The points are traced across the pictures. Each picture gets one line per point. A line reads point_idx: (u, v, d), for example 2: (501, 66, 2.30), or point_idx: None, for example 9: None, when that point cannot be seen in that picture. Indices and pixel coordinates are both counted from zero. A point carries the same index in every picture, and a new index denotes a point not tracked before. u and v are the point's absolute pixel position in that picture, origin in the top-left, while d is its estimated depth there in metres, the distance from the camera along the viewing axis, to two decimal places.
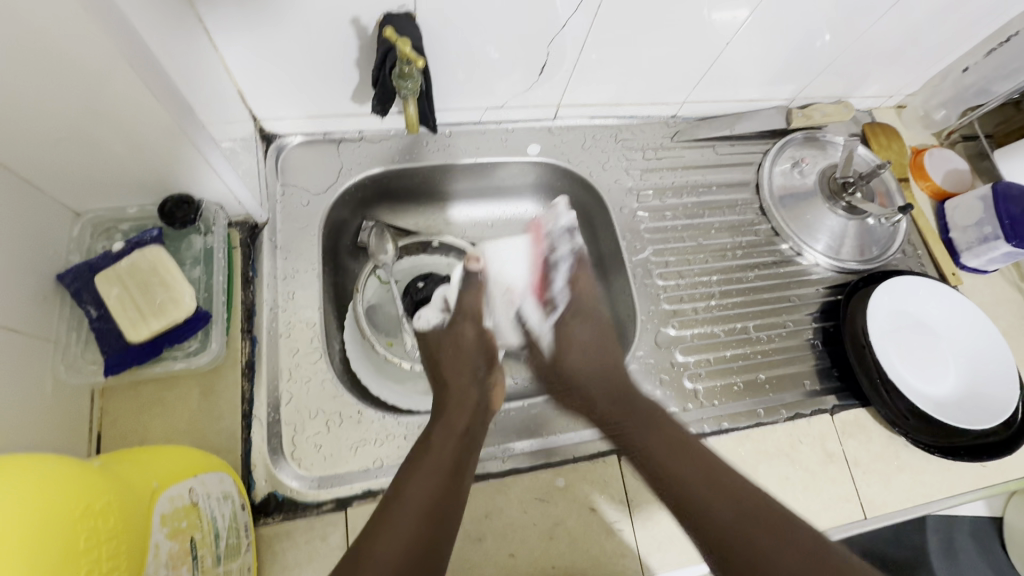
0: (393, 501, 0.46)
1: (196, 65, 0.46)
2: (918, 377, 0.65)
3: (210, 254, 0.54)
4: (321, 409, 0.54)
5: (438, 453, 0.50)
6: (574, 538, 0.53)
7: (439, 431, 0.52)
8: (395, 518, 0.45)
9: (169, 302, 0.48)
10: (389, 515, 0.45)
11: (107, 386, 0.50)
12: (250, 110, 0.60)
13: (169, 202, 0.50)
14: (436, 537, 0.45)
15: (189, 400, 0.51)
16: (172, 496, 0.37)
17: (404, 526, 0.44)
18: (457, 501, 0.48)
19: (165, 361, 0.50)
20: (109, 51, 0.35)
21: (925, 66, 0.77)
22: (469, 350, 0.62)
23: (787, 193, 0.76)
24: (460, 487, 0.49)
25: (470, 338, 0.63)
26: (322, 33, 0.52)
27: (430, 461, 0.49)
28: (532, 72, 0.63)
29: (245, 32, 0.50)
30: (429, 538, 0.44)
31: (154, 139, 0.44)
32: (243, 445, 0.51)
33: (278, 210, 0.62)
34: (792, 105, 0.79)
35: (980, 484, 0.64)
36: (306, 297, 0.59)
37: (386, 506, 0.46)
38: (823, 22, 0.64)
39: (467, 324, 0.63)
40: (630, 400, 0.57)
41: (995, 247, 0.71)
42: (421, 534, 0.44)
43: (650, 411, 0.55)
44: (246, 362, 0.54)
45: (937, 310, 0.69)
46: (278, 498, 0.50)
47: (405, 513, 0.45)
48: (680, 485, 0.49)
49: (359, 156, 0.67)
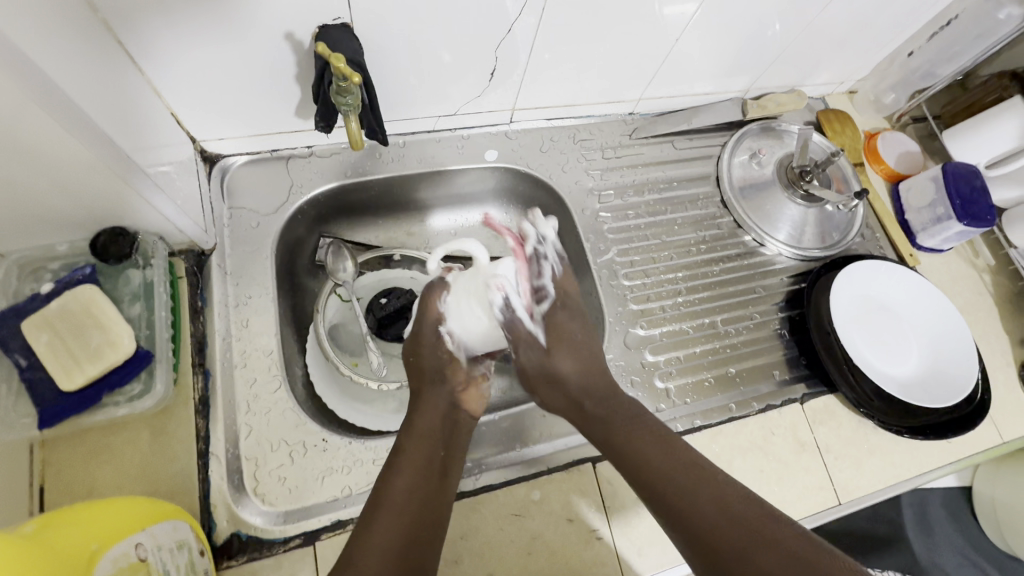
0: (373, 509, 0.45)
1: (120, 91, 0.44)
2: (883, 359, 0.67)
3: (151, 288, 0.51)
4: (283, 441, 0.52)
5: (417, 452, 0.49)
6: (554, 551, 0.52)
7: (408, 435, 0.51)
8: (379, 516, 0.45)
9: (105, 345, 0.46)
10: (373, 514, 0.45)
11: (48, 437, 0.46)
12: (187, 131, 0.56)
13: (102, 236, 0.48)
14: (426, 537, 0.45)
15: (140, 443, 0.48)
16: (115, 556, 0.35)
17: (386, 529, 0.44)
18: (438, 499, 0.47)
19: (107, 408, 0.47)
20: (9, 90, 0.33)
21: (872, 51, 0.78)
22: (430, 359, 0.55)
23: (746, 185, 0.76)
24: (440, 486, 0.48)
25: (432, 348, 0.55)
26: (258, 50, 0.50)
27: (405, 461, 0.49)
28: (483, 76, 0.61)
29: (176, 56, 0.47)
30: (421, 539, 0.44)
31: (75, 173, 0.41)
32: (202, 486, 0.48)
33: (226, 234, 0.60)
34: (747, 96, 0.79)
35: (947, 460, 0.66)
36: (262, 324, 0.56)
37: (365, 514, 0.45)
38: (771, 12, 0.64)
39: (422, 329, 0.55)
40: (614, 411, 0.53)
41: (948, 227, 0.72)
42: (406, 541, 0.44)
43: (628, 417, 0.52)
44: (199, 399, 0.51)
45: (899, 292, 0.70)
46: (241, 537, 0.48)
47: (387, 519, 0.44)
48: (667, 484, 0.46)
49: (309, 173, 0.64)
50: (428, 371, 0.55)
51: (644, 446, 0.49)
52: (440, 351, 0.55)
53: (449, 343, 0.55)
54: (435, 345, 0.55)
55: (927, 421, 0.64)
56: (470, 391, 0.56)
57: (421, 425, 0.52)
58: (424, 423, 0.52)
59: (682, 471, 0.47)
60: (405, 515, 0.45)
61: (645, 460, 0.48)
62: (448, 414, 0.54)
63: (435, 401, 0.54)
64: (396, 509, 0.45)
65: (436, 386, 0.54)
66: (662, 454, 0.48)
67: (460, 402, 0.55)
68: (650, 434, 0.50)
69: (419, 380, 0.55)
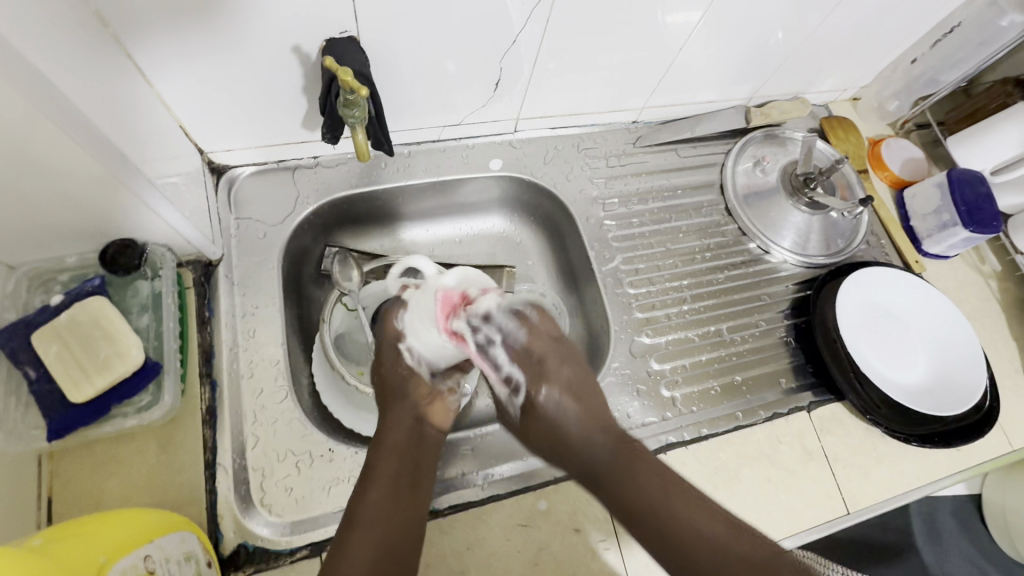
0: (345, 533, 0.45)
1: (128, 106, 0.44)
2: (889, 367, 0.67)
3: (158, 299, 0.51)
4: (290, 451, 0.52)
5: (385, 472, 0.49)
6: (561, 562, 0.52)
7: (376, 454, 0.50)
8: (351, 539, 0.45)
9: (114, 357, 0.45)
10: (346, 538, 0.45)
11: (56, 449, 0.46)
12: (195, 143, 0.57)
13: (111, 247, 0.48)
14: (401, 557, 0.44)
15: (146, 455, 0.48)
16: (124, 569, 0.34)
17: (359, 552, 0.44)
18: (410, 516, 0.47)
19: (114, 420, 0.47)
20: (21, 104, 0.33)
21: (875, 58, 0.78)
22: (392, 375, 0.54)
23: (750, 192, 0.76)
24: (411, 503, 0.48)
25: (392, 364, 0.54)
26: (266, 63, 0.50)
27: (376, 482, 0.48)
28: (487, 86, 0.62)
29: (184, 69, 0.48)
30: (396, 558, 0.44)
31: (84, 185, 0.41)
32: (209, 497, 0.48)
33: (233, 244, 0.60)
34: (751, 103, 0.80)
35: (956, 468, 0.65)
36: (269, 334, 0.57)
37: (338, 537, 0.45)
38: (774, 21, 0.64)
39: (386, 346, 0.55)
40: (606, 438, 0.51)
41: (954, 233, 0.72)
42: (380, 563, 0.43)
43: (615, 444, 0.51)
44: (207, 409, 0.51)
45: (903, 299, 0.70)
46: (248, 548, 0.47)
47: (358, 543, 0.44)
48: (653, 510, 0.46)
49: (315, 183, 0.65)
50: (389, 388, 0.54)
51: (607, 475, 0.49)
52: (401, 367, 0.54)
53: (409, 358, 0.53)
54: (394, 362, 0.54)
55: (936, 429, 0.63)
56: (437, 405, 0.55)
57: (388, 442, 0.51)
58: (393, 438, 0.51)
59: (666, 495, 0.47)
60: (379, 532, 0.45)
61: (623, 484, 0.48)
62: (416, 427, 0.53)
63: (401, 416, 0.53)
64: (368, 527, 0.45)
65: (402, 401, 0.53)
66: (651, 483, 0.48)
67: (427, 414, 0.54)
68: (609, 458, 0.50)
69: (383, 394, 0.55)
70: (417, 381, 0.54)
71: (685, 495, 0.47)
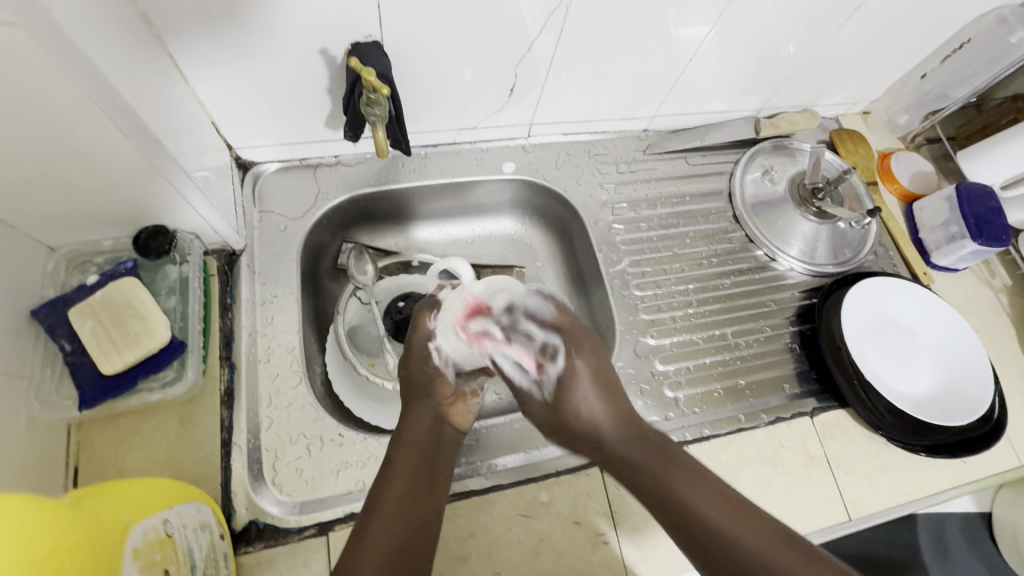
0: (368, 520, 0.45)
1: (167, 101, 0.47)
2: (895, 376, 0.67)
3: (185, 283, 0.54)
4: (302, 434, 0.54)
5: (406, 464, 0.49)
6: (560, 553, 0.53)
7: (398, 447, 0.51)
8: (375, 526, 0.45)
9: (144, 334, 0.48)
10: (369, 524, 0.45)
11: (84, 420, 0.49)
12: (225, 138, 0.60)
13: (144, 233, 0.51)
14: (419, 547, 0.45)
15: (167, 430, 0.50)
16: (145, 529, 0.36)
17: (381, 540, 0.44)
18: (429, 509, 0.47)
19: (141, 393, 0.49)
20: (73, 93, 0.36)
21: (885, 73, 0.79)
22: (418, 375, 0.54)
23: (758, 201, 0.77)
24: (430, 498, 0.48)
25: (420, 365, 0.55)
26: (295, 64, 0.53)
27: (397, 473, 0.49)
28: (503, 91, 0.64)
29: (219, 68, 0.51)
30: (415, 548, 0.44)
31: (124, 170, 0.44)
32: (224, 473, 0.50)
33: (256, 236, 0.63)
34: (760, 115, 0.81)
35: (961, 480, 0.65)
36: (286, 321, 0.59)
37: (360, 524, 0.45)
38: (783, 34, 0.66)
39: (414, 345, 0.56)
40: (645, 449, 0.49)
41: (963, 246, 0.72)
42: (400, 552, 0.44)
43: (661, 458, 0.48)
44: (225, 390, 0.54)
45: (910, 309, 0.70)
46: (258, 525, 0.49)
47: (381, 530, 0.44)
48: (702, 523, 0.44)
49: (336, 181, 0.68)
50: (414, 384, 0.54)
51: (649, 473, 0.47)
52: (428, 368, 0.55)
53: (436, 360, 0.55)
54: (423, 361, 0.55)
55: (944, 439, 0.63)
56: (457, 406, 0.55)
57: (410, 436, 0.51)
58: (413, 435, 0.51)
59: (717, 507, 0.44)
60: (399, 526, 0.45)
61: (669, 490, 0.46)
62: (436, 425, 0.53)
63: (423, 412, 0.53)
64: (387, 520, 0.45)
65: (424, 400, 0.54)
66: (703, 495, 0.45)
67: (447, 415, 0.54)
68: (653, 462, 0.48)
69: (406, 390, 0.55)
70: (442, 382, 0.55)
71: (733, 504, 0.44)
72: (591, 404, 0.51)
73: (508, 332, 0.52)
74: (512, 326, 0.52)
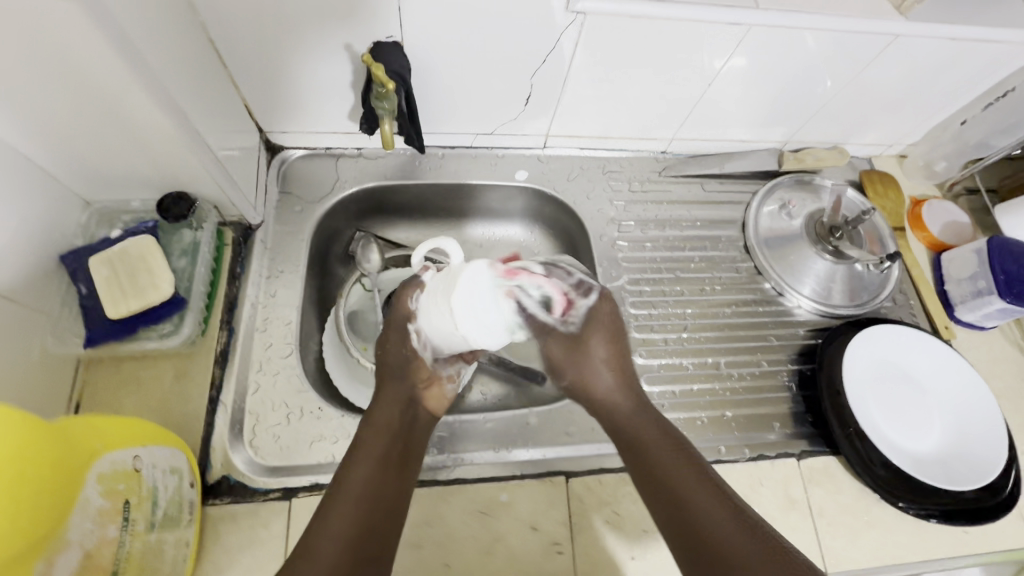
0: (330, 500, 0.47)
1: (203, 81, 0.52)
2: (900, 432, 0.63)
3: (197, 247, 0.58)
4: (283, 402, 0.57)
5: (373, 447, 0.51)
6: (512, 555, 0.53)
7: (366, 429, 0.52)
8: (337, 505, 0.47)
9: (150, 286, 0.52)
10: (332, 504, 0.47)
11: (91, 360, 0.54)
12: (256, 121, 0.65)
13: (168, 198, 0.55)
14: (378, 528, 0.46)
15: (162, 380, 0.54)
16: (114, 459, 0.39)
17: (341, 518, 0.46)
18: (392, 490, 0.49)
19: (140, 340, 0.54)
20: (112, 67, 0.41)
21: (923, 116, 0.76)
22: (395, 358, 0.55)
23: (772, 235, 0.76)
24: (394, 479, 0.50)
25: (398, 347, 0.56)
26: (322, 58, 0.57)
27: (364, 455, 0.50)
28: (518, 101, 0.66)
29: (253, 56, 0.56)
30: (372, 529, 0.46)
31: (153, 139, 0.49)
32: (206, 428, 0.54)
33: (273, 214, 0.67)
34: (786, 147, 0.80)
35: (958, 551, 0.60)
36: (287, 296, 0.63)
37: (323, 503, 0.47)
38: (808, 67, 0.65)
39: (392, 330, 0.56)
40: (646, 413, 0.53)
41: (989, 302, 0.68)
42: (358, 530, 0.45)
43: (662, 433, 0.51)
44: (220, 351, 0.57)
45: (922, 362, 0.67)
46: (229, 481, 0.52)
47: (342, 509, 0.46)
48: (689, 499, 0.47)
49: (355, 171, 0.72)
50: (390, 368, 0.56)
51: (648, 442, 0.51)
52: (405, 348, 0.55)
53: (413, 341, 0.54)
54: (400, 343, 0.56)
55: (951, 505, 0.59)
56: (433, 390, 0.56)
57: (379, 419, 0.53)
58: (382, 419, 0.53)
59: (704, 492, 0.47)
60: (363, 503, 0.47)
61: (665, 469, 0.49)
62: (406, 410, 0.55)
63: (394, 396, 0.55)
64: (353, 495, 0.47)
65: (399, 383, 0.55)
66: (688, 475, 0.48)
67: (420, 400, 0.56)
68: (658, 432, 0.52)
69: (382, 374, 0.56)
70: (419, 367, 0.55)
71: (717, 495, 0.47)
72: (601, 350, 0.54)
73: (543, 269, 0.50)
74: (545, 267, 0.50)
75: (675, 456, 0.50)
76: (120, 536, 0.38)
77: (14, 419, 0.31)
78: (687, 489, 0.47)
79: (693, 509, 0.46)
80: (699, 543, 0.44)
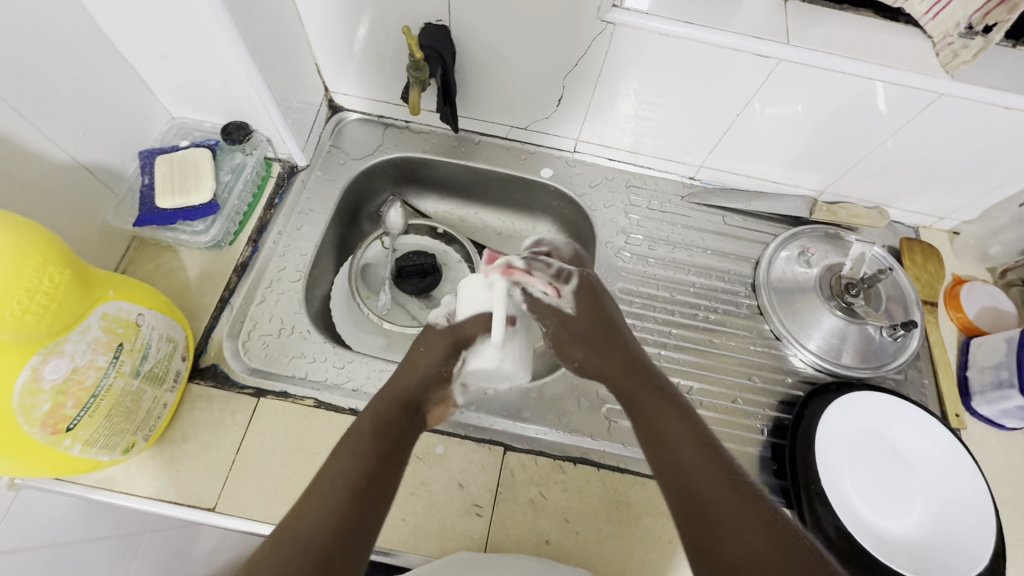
0: (313, 484, 0.42)
1: (282, 34, 0.62)
2: (870, 506, 0.59)
3: (242, 169, 0.67)
4: (279, 318, 0.65)
5: (369, 437, 0.45)
6: (433, 502, 0.56)
7: (366, 416, 0.48)
8: (315, 493, 0.41)
9: (194, 188, 0.61)
10: (309, 494, 0.41)
11: (141, 242, 0.65)
12: (324, 81, 0.75)
13: (232, 124, 0.65)
14: (363, 519, 0.41)
15: (188, 272, 0.64)
16: (121, 307, 0.47)
17: (321, 507, 0.40)
18: (385, 483, 0.44)
19: (175, 231, 0.62)
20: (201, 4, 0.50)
21: (978, 192, 0.72)
22: (427, 364, 0.52)
23: (783, 283, 0.73)
24: (388, 473, 0.45)
25: (433, 355, 0.52)
26: (383, 33, 0.66)
27: (357, 443, 0.45)
28: (552, 101, 0.71)
29: (327, 23, 0.66)
30: (356, 520, 0.41)
31: (226, 73, 0.59)
32: (210, 320, 0.62)
33: (320, 161, 0.76)
34: (821, 197, 0.78)
35: None
36: (310, 232, 0.71)
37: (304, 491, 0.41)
38: (843, 116, 0.64)
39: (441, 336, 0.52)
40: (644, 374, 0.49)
41: (1009, 397, 0.63)
42: (337, 525, 0.40)
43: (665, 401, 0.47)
44: (241, 262, 0.66)
45: (911, 442, 0.63)
46: (215, 369, 0.60)
47: (325, 497, 0.41)
48: (695, 481, 0.40)
49: (398, 140, 0.79)
50: (414, 370, 0.51)
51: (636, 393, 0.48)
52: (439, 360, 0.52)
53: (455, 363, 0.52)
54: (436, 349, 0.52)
55: None
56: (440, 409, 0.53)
57: (380, 409, 0.48)
58: (382, 410, 0.48)
59: (716, 479, 0.40)
60: (346, 496, 0.41)
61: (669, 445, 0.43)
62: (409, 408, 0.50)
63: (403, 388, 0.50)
64: (343, 485, 0.42)
65: (418, 383, 0.51)
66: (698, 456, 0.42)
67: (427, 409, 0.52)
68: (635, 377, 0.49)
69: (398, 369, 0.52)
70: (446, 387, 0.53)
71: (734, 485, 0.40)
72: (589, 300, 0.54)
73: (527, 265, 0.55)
74: (530, 261, 0.55)
75: (673, 424, 0.44)
76: (109, 368, 0.45)
77: (40, 242, 0.40)
78: (691, 466, 0.41)
79: (708, 502, 0.39)
80: (720, 550, 0.37)
